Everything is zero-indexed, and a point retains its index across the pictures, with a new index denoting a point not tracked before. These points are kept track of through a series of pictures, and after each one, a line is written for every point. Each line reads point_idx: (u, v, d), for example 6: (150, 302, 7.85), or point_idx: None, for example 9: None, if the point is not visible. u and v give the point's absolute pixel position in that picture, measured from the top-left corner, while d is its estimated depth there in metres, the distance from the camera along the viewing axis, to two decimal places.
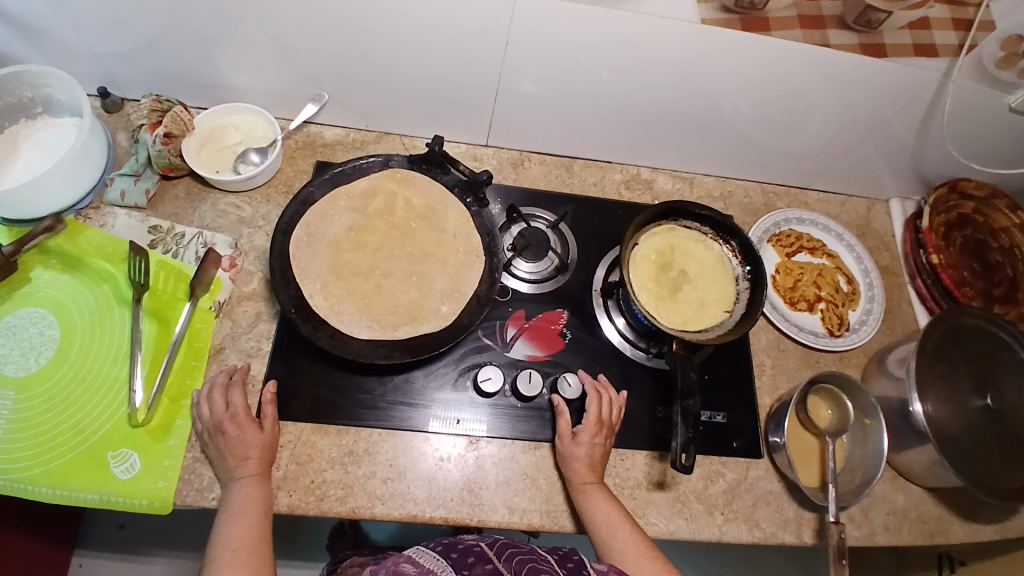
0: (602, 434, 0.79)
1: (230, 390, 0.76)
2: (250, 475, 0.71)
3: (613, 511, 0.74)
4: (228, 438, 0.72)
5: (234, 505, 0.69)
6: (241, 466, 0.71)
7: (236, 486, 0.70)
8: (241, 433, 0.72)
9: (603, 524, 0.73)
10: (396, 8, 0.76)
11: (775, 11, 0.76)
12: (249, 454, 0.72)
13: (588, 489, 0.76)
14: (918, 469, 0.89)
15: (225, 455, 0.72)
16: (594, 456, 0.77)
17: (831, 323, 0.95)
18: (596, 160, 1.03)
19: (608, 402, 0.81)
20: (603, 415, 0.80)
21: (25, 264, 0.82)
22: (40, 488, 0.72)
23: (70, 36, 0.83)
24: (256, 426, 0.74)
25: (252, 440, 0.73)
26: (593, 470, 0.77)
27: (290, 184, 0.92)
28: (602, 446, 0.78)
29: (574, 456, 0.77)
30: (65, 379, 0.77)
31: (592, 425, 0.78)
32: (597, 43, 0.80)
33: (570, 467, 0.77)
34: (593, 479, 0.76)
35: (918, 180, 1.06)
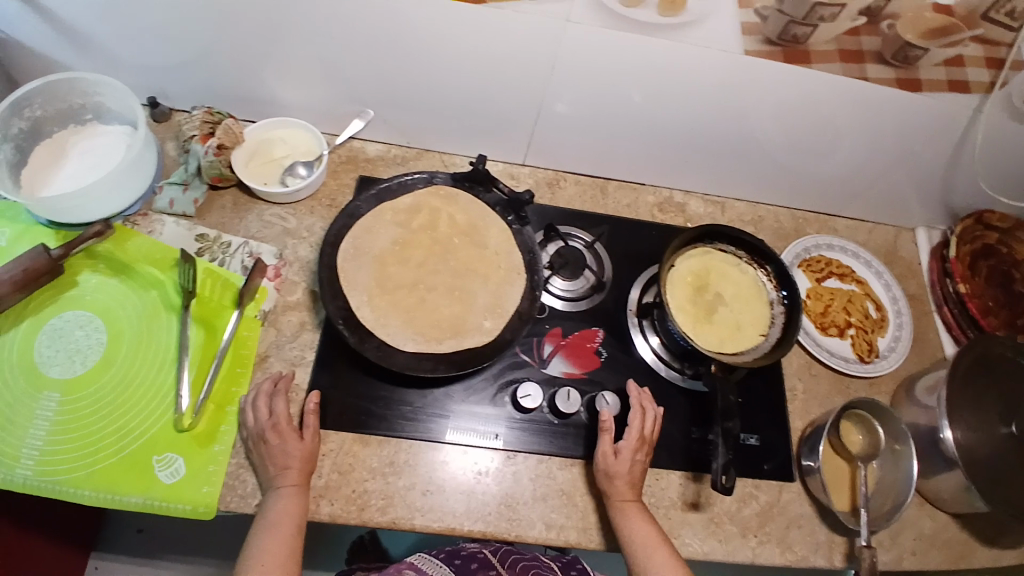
0: (643, 450, 0.79)
1: (274, 398, 0.77)
2: (289, 486, 0.72)
3: (649, 532, 0.74)
4: (270, 447, 0.73)
5: (271, 516, 0.70)
6: (281, 476, 0.72)
7: (275, 496, 0.71)
8: (283, 443, 0.73)
9: (639, 542, 0.73)
10: (445, 30, 0.78)
11: (817, 44, 0.77)
12: (290, 465, 0.73)
13: (626, 504, 0.76)
14: (945, 496, 0.90)
15: (268, 464, 0.73)
16: (635, 472, 0.78)
17: (861, 349, 0.97)
18: (629, 182, 1.05)
19: (650, 416, 0.82)
20: (646, 432, 0.80)
21: (72, 268, 0.84)
22: (83, 491, 0.73)
23: (126, 47, 0.85)
24: (297, 437, 0.74)
25: (292, 451, 0.73)
26: (632, 486, 0.77)
27: (334, 198, 0.94)
28: (643, 460, 0.79)
29: (615, 469, 0.77)
30: (110, 384, 0.78)
31: (635, 440, 0.79)
32: (639, 68, 0.82)
33: (612, 480, 0.77)
34: (631, 494, 0.77)
35: (945, 210, 1.07)
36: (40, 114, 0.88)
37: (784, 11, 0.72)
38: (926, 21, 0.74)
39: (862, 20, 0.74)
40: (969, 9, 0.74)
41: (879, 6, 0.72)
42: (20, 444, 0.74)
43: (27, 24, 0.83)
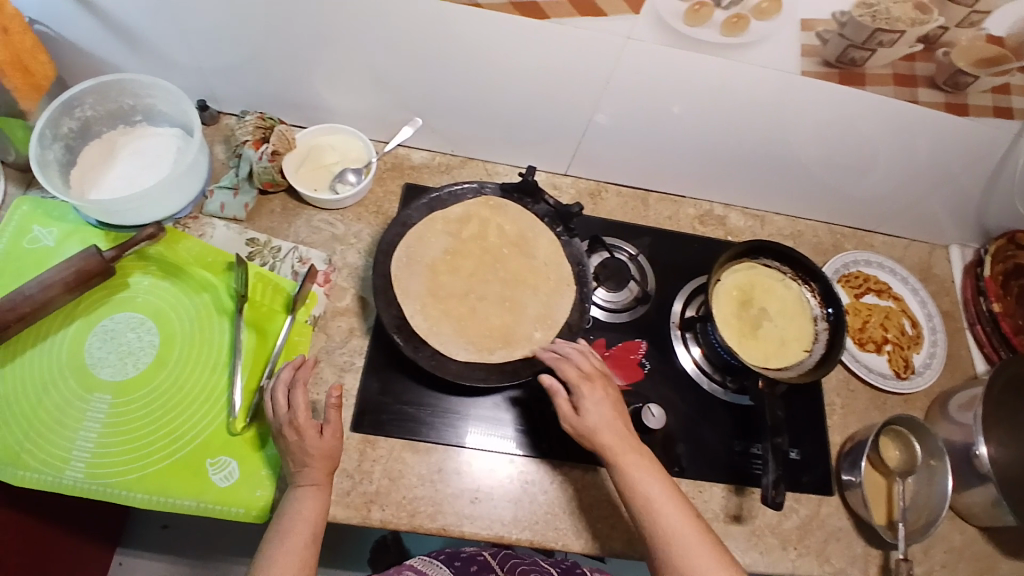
0: (602, 387, 0.74)
1: (293, 390, 0.73)
2: (308, 484, 0.70)
3: (659, 491, 0.67)
4: (292, 444, 0.71)
5: (287, 516, 0.68)
6: (300, 474, 0.70)
7: (294, 496, 0.70)
8: (303, 439, 0.71)
9: (643, 507, 0.66)
10: (501, 46, 0.79)
11: (873, 68, 0.76)
12: (309, 462, 0.71)
13: (622, 459, 0.69)
14: (977, 513, 0.90)
15: (289, 460, 0.71)
16: (608, 414, 0.72)
17: (897, 366, 0.98)
18: (670, 195, 1.06)
19: (575, 353, 0.77)
20: (591, 367, 0.76)
21: (124, 270, 0.84)
22: (136, 493, 0.74)
23: (180, 51, 0.85)
24: (316, 432, 0.71)
25: (311, 447, 0.71)
26: (614, 432, 0.71)
27: (380, 205, 0.94)
28: (607, 396, 0.73)
29: (588, 420, 0.71)
30: (162, 386, 0.79)
31: (580, 380, 0.74)
32: (693, 85, 0.82)
33: (593, 438, 0.70)
34: (621, 443, 0.70)
35: (980, 229, 1.08)
36: (90, 115, 0.86)
37: (846, 36, 0.72)
38: (980, 50, 0.73)
39: (919, 46, 0.73)
40: (1020, 40, 0.72)
41: (937, 34, 0.71)
42: (73, 445, 0.75)
43: (75, 22, 0.81)
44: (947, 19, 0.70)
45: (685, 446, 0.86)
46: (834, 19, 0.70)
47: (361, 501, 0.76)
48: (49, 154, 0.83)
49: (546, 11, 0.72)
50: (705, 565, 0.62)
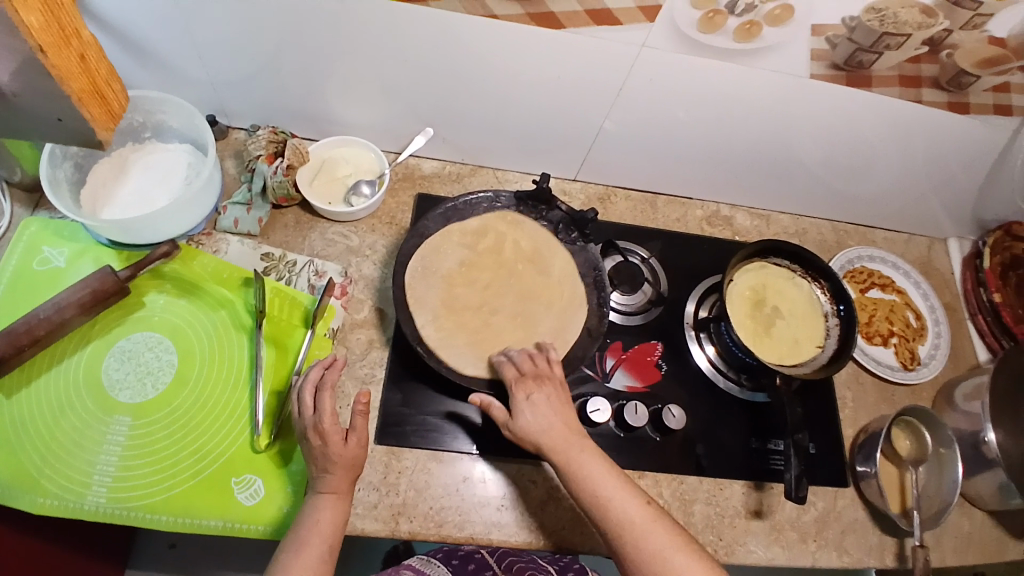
0: (541, 384, 0.74)
1: (321, 392, 0.73)
2: (326, 495, 0.69)
3: (604, 479, 0.67)
4: (314, 449, 0.70)
5: (302, 528, 0.67)
6: (320, 484, 0.70)
7: (312, 508, 0.69)
8: (326, 446, 0.70)
9: (593, 503, 0.66)
10: (515, 58, 0.80)
11: (880, 70, 0.78)
12: (330, 470, 0.70)
13: (565, 456, 0.68)
14: (985, 499, 0.93)
15: (311, 465, 0.71)
16: (545, 413, 0.71)
17: (904, 358, 1.00)
18: (677, 197, 1.08)
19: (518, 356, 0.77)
20: (531, 369, 0.75)
21: (138, 289, 0.83)
22: (161, 515, 0.73)
23: (190, 67, 0.85)
24: (339, 439, 0.70)
25: (334, 454, 0.70)
26: (556, 428, 0.70)
27: (393, 216, 0.95)
28: (542, 393, 0.72)
29: (522, 421, 0.70)
30: (183, 405, 0.78)
31: (517, 381, 0.74)
32: (703, 91, 0.83)
33: (532, 439, 0.69)
34: (563, 443, 0.69)
35: (977, 223, 1.11)
36: None
37: (855, 40, 0.73)
38: (982, 51, 0.75)
39: (924, 49, 0.75)
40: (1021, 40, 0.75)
41: (942, 36, 0.73)
42: (94, 469, 0.74)
43: None
44: (952, 22, 0.71)
45: (705, 446, 0.87)
46: (844, 24, 0.71)
47: (389, 514, 0.77)
48: (60, 173, 0.81)
49: (562, 21, 0.73)
50: (660, 545, 0.63)
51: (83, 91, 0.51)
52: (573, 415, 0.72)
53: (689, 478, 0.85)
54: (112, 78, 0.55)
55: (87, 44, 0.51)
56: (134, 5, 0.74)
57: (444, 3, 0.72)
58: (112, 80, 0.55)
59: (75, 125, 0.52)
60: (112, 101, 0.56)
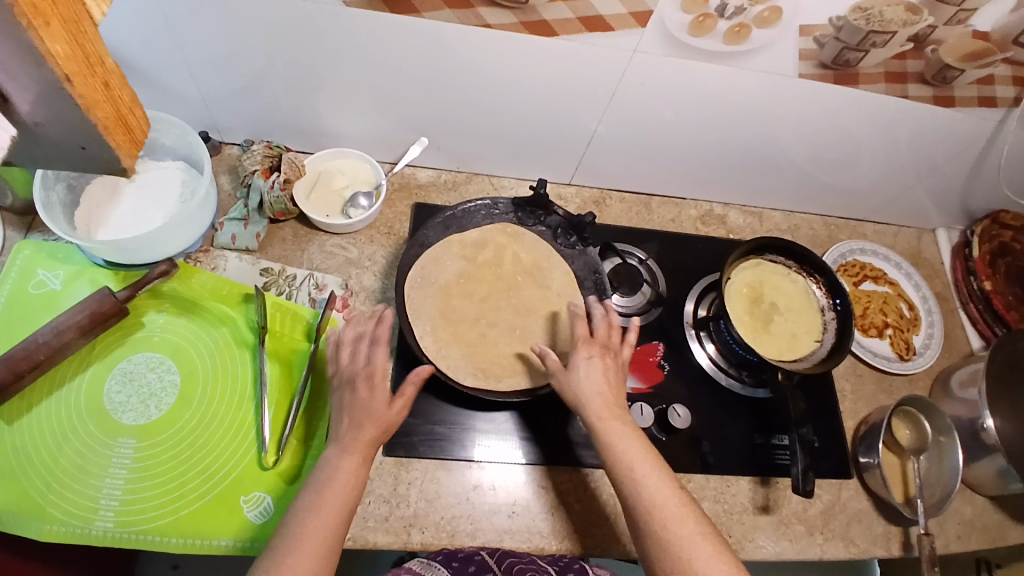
0: (597, 350, 0.77)
1: (375, 345, 0.77)
2: (352, 450, 0.68)
3: (638, 458, 0.68)
4: (358, 398, 0.72)
5: (322, 481, 0.66)
6: (350, 435, 0.70)
7: (334, 463, 0.67)
8: (371, 396, 0.72)
9: (624, 471, 0.67)
10: (508, 66, 0.80)
11: (867, 68, 0.80)
12: (362, 423, 0.70)
13: (604, 421, 0.70)
14: (986, 483, 0.95)
15: (345, 416, 0.71)
16: (597, 374, 0.74)
17: (900, 348, 1.02)
18: (671, 198, 1.09)
19: (602, 320, 0.81)
20: (604, 335, 0.79)
21: (137, 309, 0.83)
22: (170, 538, 0.72)
23: (181, 84, 0.84)
24: (384, 396, 0.73)
25: (373, 407, 0.71)
26: (605, 399, 0.73)
27: (391, 226, 0.95)
28: (602, 361, 0.76)
29: (575, 380, 0.74)
30: (188, 426, 0.78)
31: (585, 343, 0.77)
32: (694, 93, 0.84)
33: (579, 399, 0.73)
34: (606, 408, 0.72)
35: (964, 212, 1.13)
36: None
37: (842, 39, 0.75)
38: (965, 45, 0.77)
39: (909, 46, 0.77)
40: (1004, 34, 0.76)
41: (927, 33, 0.75)
42: (100, 494, 0.73)
43: None
44: (936, 18, 0.73)
45: (710, 444, 0.88)
46: (831, 24, 0.73)
47: (400, 526, 0.76)
48: (53, 196, 0.81)
49: (554, 29, 0.74)
50: (683, 533, 0.62)
51: (108, 115, 0.33)
52: (621, 394, 0.75)
53: (696, 476, 0.86)
54: (137, 104, 0.36)
55: (111, 74, 0.33)
56: (124, 24, 0.73)
57: (437, 14, 0.72)
58: (138, 103, 0.36)
59: (103, 153, 0.34)
60: (136, 125, 0.36)
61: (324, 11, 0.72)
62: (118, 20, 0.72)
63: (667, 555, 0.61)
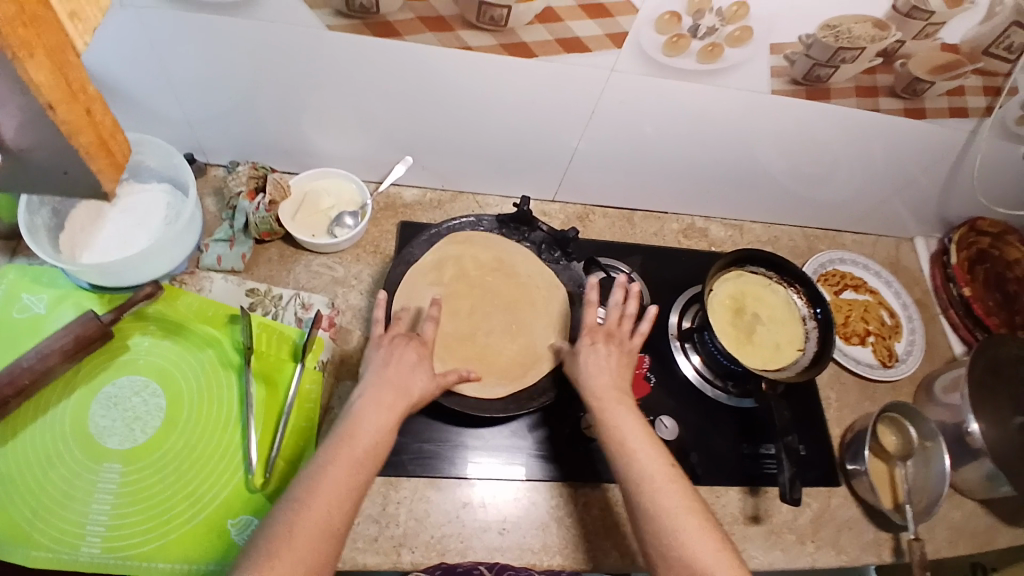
0: (603, 341, 0.80)
1: (427, 320, 0.80)
2: (384, 399, 0.70)
3: (638, 445, 0.70)
4: (399, 359, 0.74)
5: (350, 422, 0.67)
6: (386, 383, 0.71)
7: (366, 407, 0.69)
8: (412, 360, 0.75)
9: (623, 453, 0.69)
10: (489, 86, 0.82)
11: (838, 83, 0.82)
12: (403, 379, 0.73)
13: (610, 407, 0.73)
14: (973, 487, 0.95)
15: (384, 371, 0.73)
16: (599, 364, 0.78)
17: (882, 356, 1.03)
18: (653, 212, 1.11)
19: (616, 312, 0.83)
20: (613, 326, 0.82)
21: (123, 332, 0.83)
22: (156, 563, 0.71)
23: (166, 108, 0.85)
24: (425, 363, 0.75)
25: (414, 366, 0.74)
26: (610, 384, 0.76)
27: (377, 245, 0.96)
28: (607, 352, 0.79)
29: (577, 369, 0.78)
30: (174, 449, 0.77)
31: (590, 333, 0.81)
32: (673, 110, 0.86)
33: (582, 385, 0.77)
34: (611, 397, 0.74)
35: (940, 221, 1.16)
36: None
37: (813, 56, 0.77)
38: (935, 58, 0.79)
39: (879, 60, 0.79)
40: (973, 45, 0.78)
41: (895, 47, 0.77)
42: (84, 520, 0.72)
43: None
44: (904, 34, 0.76)
45: (698, 455, 0.89)
46: (801, 42, 0.76)
47: (390, 545, 0.76)
48: (38, 220, 0.81)
49: (534, 50, 0.76)
50: (676, 509, 0.64)
51: (91, 141, 0.34)
52: (625, 382, 0.78)
53: None
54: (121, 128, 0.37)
55: (94, 100, 0.34)
56: (108, 50, 0.74)
57: (419, 36, 0.74)
58: (122, 128, 0.37)
59: (86, 179, 0.35)
60: (120, 150, 0.37)
61: (307, 34, 0.74)
62: (102, 45, 0.73)
63: (659, 540, 0.62)
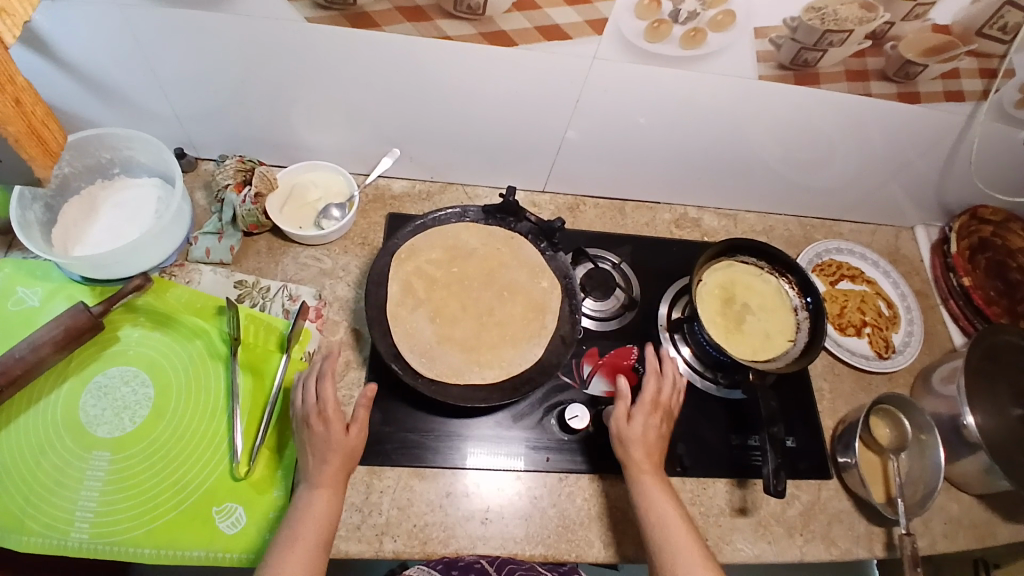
0: (657, 415, 0.81)
1: (322, 381, 0.77)
2: (325, 484, 0.72)
3: (666, 506, 0.74)
4: (315, 434, 0.74)
5: (302, 513, 0.70)
6: (319, 470, 0.72)
7: (310, 494, 0.71)
8: (327, 430, 0.74)
9: (655, 523, 0.73)
10: (471, 75, 0.82)
11: (826, 67, 0.80)
12: (329, 458, 0.73)
13: (644, 473, 0.77)
14: (970, 481, 0.93)
15: (309, 453, 0.74)
16: (650, 436, 0.79)
17: (878, 347, 1.02)
18: (645, 202, 1.10)
19: (668, 382, 0.83)
20: (660, 396, 0.82)
21: (113, 324, 0.84)
22: (144, 549, 0.73)
23: (153, 103, 0.86)
24: (341, 427, 0.74)
25: (334, 441, 0.74)
26: (651, 455, 0.78)
27: (365, 236, 0.97)
28: (654, 425, 0.80)
29: (628, 433, 0.78)
30: (161, 438, 0.78)
31: (649, 404, 0.81)
32: (659, 98, 0.85)
33: (628, 454, 0.78)
34: (647, 463, 0.77)
35: (941, 209, 1.13)
36: (69, 171, 0.86)
37: (798, 40, 0.76)
38: (925, 40, 0.77)
39: (868, 43, 0.78)
40: (965, 26, 0.77)
41: (884, 29, 0.76)
42: (74, 507, 0.74)
43: (49, 81, 0.80)
44: (892, 15, 0.74)
45: (686, 446, 0.88)
46: (785, 25, 0.75)
47: (372, 534, 0.76)
48: (30, 215, 0.82)
49: (514, 39, 0.75)
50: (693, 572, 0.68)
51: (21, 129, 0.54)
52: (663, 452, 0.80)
53: (672, 479, 0.86)
54: (50, 119, 0.58)
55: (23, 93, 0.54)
56: (91, 44, 0.75)
57: (398, 26, 0.74)
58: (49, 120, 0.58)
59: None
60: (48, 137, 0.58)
61: (287, 28, 0.74)
62: (84, 38, 0.74)
63: None
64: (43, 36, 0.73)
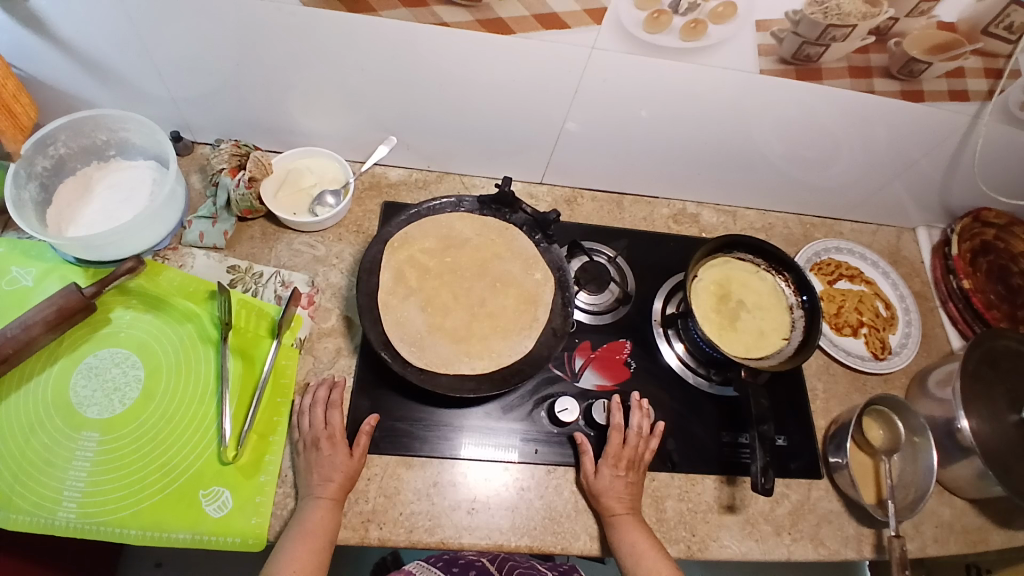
0: (623, 466, 0.81)
1: (330, 409, 0.80)
2: (326, 497, 0.73)
3: (645, 546, 0.75)
4: (320, 456, 0.76)
5: (305, 525, 0.71)
6: (322, 487, 0.74)
7: (312, 506, 0.73)
8: (333, 453, 0.76)
9: (629, 552, 0.74)
10: (467, 63, 0.81)
11: (828, 63, 0.79)
12: (332, 477, 0.75)
13: (617, 518, 0.78)
14: (963, 485, 0.92)
15: (312, 472, 0.75)
16: (619, 487, 0.79)
17: (875, 348, 1.01)
18: (644, 197, 1.09)
19: (633, 433, 0.83)
20: (629, 448, 0.82)
21: (105, 305, 0.84)
22: (130, 529, 0.73)
23: (150, 85, 0.86)
24: (346, 450, 0.77)
25: (339, 464, 0.76)
26: (623, 500, 0.79)
27: (360, 224, 0.97)
28: (625, 477, 0.80)
29: (599, 487, 0.79)
30: (150, 419, 0.78)
31: (613, 456, 0.81)
32: (657, 92, 0.85)
33: (602, 503, 0.79)
34: (623, 508, 0.78)
35: (943, 210, 1.12)
36: (64, 151, 0.86)
37: (801, 34, 0.75)
38: (931, 37, 0.76)
39: (872, 39, 0.76)
40: (971, 24, 0.76)
41: (888, 25, 0.75)
42: (63, 485, 0.74)
43: (44, 60, 0.80)
44: (896, 10, 0.73)
45: (675, 441, 0.88)
46: (788, 18, 0.73)
47: (358, 521, 0.76)
48: (24, 194, 0.83)
49: (511, 26, 0.74)
50: None
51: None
52: (638, 499, 0.80)
53: (661, 474, 0.86)
54: (19, 96, 0.82)
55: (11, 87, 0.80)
56: (84, 24, 0.74)
57: (394, 12, 0.73)
58: (24, 101, 0.84)
59: None
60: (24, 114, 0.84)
61: (281, 11, 0.73)
62: (77, 18, 0.74)
63: None
64: (40, 15, 0.73)
